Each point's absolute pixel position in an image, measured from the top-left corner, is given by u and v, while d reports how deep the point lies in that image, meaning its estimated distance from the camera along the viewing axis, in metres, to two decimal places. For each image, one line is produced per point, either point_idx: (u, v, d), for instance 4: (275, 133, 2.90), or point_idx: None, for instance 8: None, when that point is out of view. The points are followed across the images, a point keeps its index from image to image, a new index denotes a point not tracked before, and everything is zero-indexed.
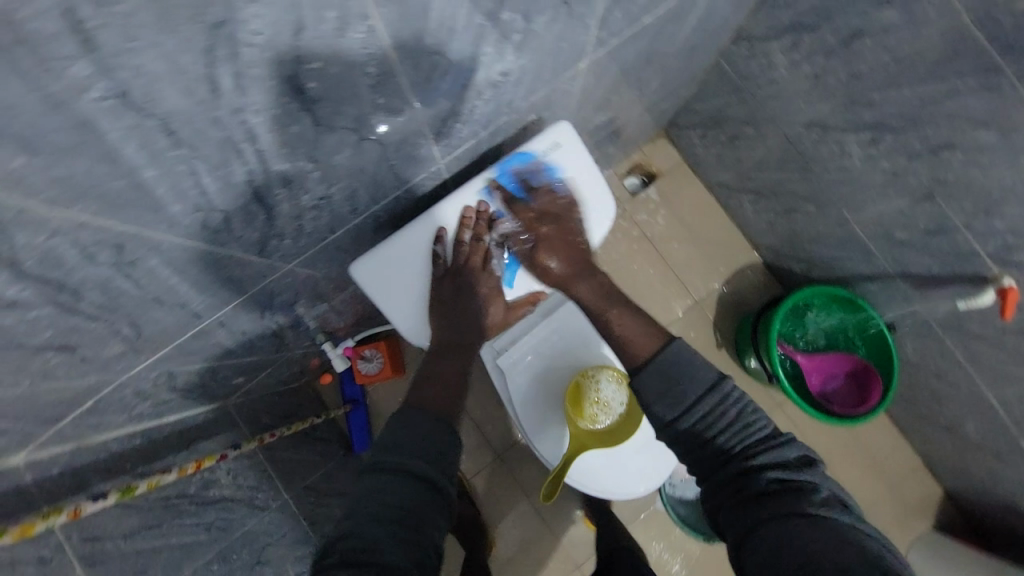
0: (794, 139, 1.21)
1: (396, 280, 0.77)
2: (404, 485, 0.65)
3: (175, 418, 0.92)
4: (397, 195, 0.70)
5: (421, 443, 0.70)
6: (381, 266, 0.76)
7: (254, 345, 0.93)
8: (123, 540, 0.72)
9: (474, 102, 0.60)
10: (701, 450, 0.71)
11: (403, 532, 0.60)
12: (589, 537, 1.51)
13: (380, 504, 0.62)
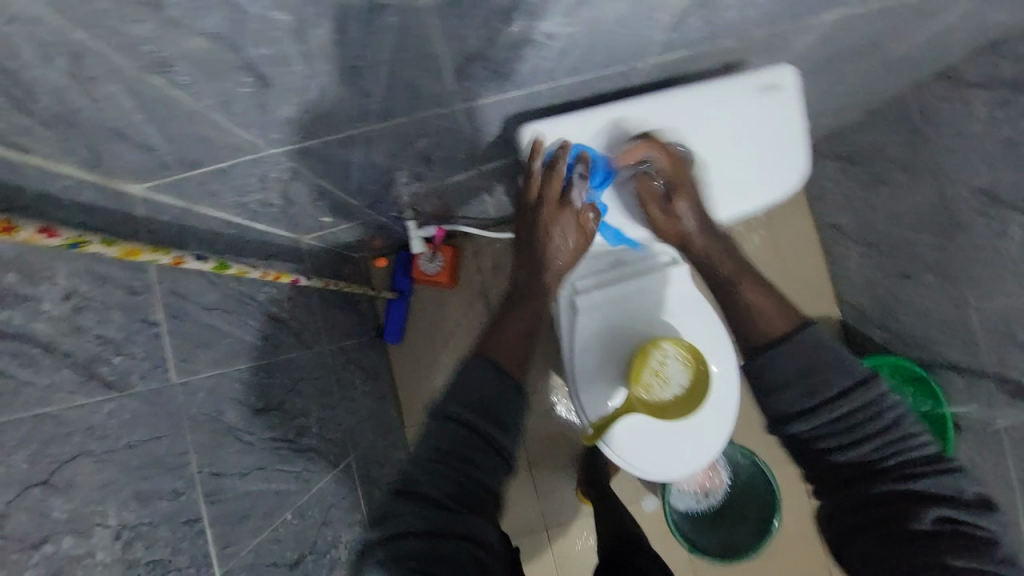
0: (950, 201, 1.13)
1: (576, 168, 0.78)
2: (456, 445, 0.65)
3: (264, 228, 0.92)
4: (588, 79, 0.67)
5: (464, 390, 0.69)
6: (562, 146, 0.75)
7: (362, 188, 0.92)
8: (202, 309, 0.73)
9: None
10: (819, 459, 0.71)
11: (449, 471, 0.64)
12: (567, 505, 1.51)
13: (435, 466, 0.64)
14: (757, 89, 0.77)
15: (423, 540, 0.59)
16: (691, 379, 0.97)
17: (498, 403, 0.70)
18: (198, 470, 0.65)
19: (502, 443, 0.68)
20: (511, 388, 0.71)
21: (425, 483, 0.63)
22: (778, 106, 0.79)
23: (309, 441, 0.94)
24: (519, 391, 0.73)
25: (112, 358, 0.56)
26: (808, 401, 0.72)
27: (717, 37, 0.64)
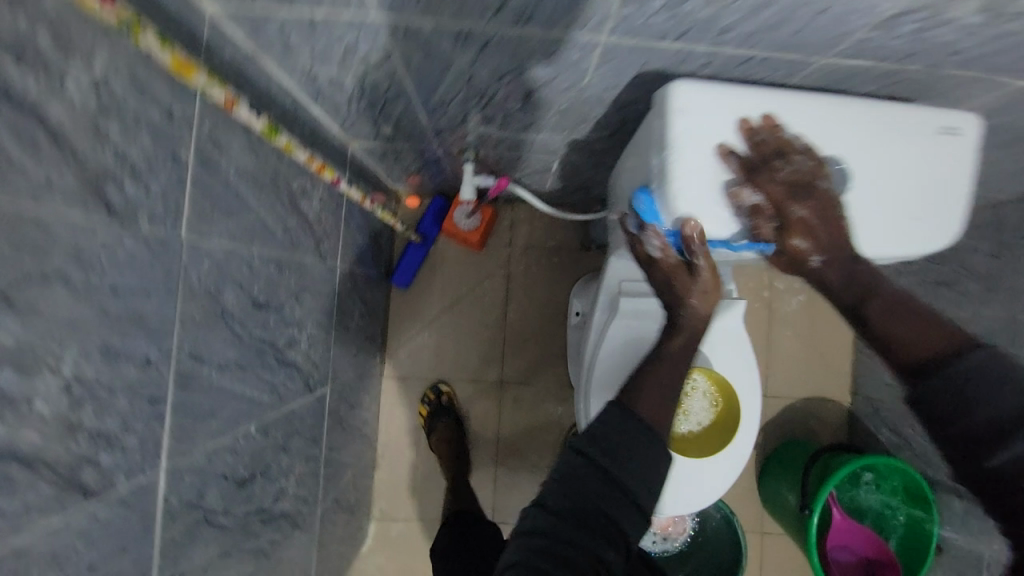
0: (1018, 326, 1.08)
1: (697, 150, 0.55)
2: (588, 468, 0.62)
3: (320, 113, 0.82)
4: (750, 60, 0.58)
5: (593, 423, 0.65)
6: (683, 119, 0.54)
7: (442, 107, 0.82)
8: (235, 172, 0.62)
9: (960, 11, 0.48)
10: (998, 490, 0.53)
11: (567, 507, 0.60)
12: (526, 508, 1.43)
13: (567, 487, 0.61)
14: (929, 121, 0.57)
15: (546, 541, 0.58)
16: (710, 420, 0.91)
17: (637, 445, 0.64)
18: (178, 347, 0.55)
19: (633, 481, 0.62)
20: (643, 427, 0.65)
21: (552, 499, 0.61)
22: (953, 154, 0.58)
23: (294, 355, 0.84)
24: (662, 440, 0.65)
25: (125, 181, 0.46)
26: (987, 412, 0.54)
27: (909, 55, 0.56)
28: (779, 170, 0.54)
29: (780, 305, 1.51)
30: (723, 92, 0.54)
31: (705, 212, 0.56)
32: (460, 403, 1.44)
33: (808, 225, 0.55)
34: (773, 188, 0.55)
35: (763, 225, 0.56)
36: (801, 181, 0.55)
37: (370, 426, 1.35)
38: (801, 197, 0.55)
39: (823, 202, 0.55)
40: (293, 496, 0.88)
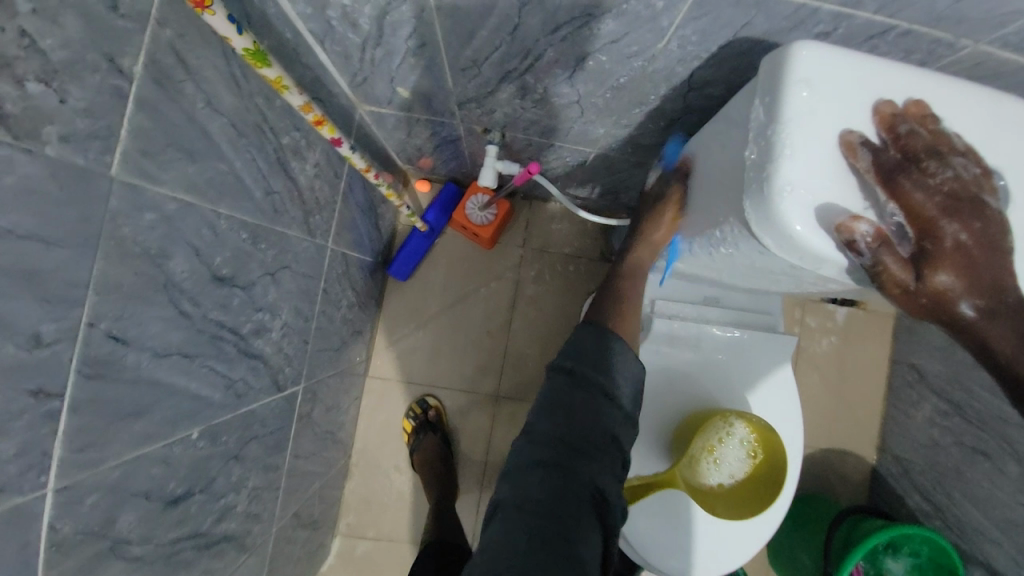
0: None
1: (820, 129, 0.40)
2: (560, 413, 0.64)
3: (326, 59, 0.68)
4: (882, 34, 0.45)
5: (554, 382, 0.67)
6: (803, 83, 0.40)
7: (473, 68, 0.68)
8: (204, 105, 0.48)
9: None
10: None
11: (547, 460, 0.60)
12: None
13: (546, 440, 0.62)
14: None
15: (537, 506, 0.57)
16: (746, 473, 0.77)
17: (602, 388, 0.65)
18: (92, 323, 0.41)
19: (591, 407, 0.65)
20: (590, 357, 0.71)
21: (533, 455, 0.61)
22: None
23: (262, 346, 0.70)
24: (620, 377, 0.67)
25: (26, 76, 0.32)
26: None
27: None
28: (931, 173, 0.39)
29: (808, 344, 1.39)
30: (855, 62, 0.41)
31: (819, 213, 0.39)
32: (449, 416, 1.30)
33: (967, 254, 0.38)
34: (923, 196, 0.39)
35: (889, 258, 0.38)
36: (961, 192, 0.39)
37: (346, 431, 1.20)
38: (960, 213, 0.38)
39: (990, 223, 0.39)
40: (242, 514, 0.73)
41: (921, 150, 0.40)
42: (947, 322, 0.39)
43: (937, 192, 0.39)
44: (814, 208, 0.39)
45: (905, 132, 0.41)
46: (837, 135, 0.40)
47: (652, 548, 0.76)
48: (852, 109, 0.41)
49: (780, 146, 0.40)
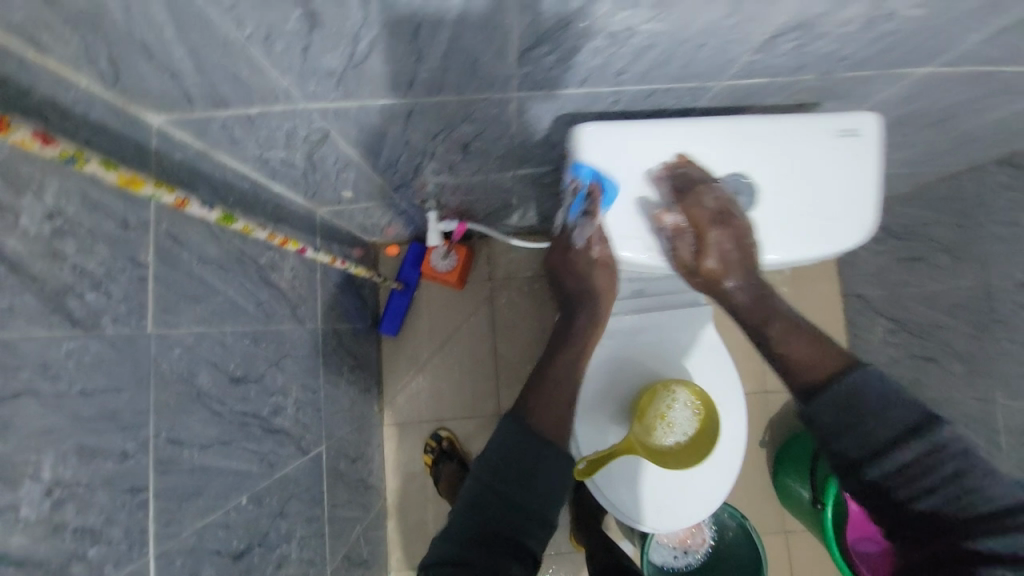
0: (994, 292, 1.07)
1: (612, 184, 0.65)
2: (499, 482, 0.66)
3: (281, 189, 0.87)
4: (653, 92, 0.62)
5: (502, 445, 0.68)
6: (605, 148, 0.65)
7: (391, 168, 0.86)
8: (197, 261, 0.67)
9: (825, 32, 0.52)
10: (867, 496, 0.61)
11: (482, 535, 0.63)
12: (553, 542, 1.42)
13: (483, 498, 0.65)
14: (826, 128, 0.64)
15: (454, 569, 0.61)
16: (698, 430, 0.90)
17: (542, 473, 0.66)
18: (154, 435, 0.58)
19: (536, 499, 0.65)
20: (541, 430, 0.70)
21: None
22: (856, 157, 0.65)
23: (282, 421, 0.87)
24: (534, 470, 0.66)
25: (84, 291, 0.51)
26: (881, 446, 0.60)
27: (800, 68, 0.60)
28: (707, 195, 0.64)
29: None
30: (635, 127, 0.64)
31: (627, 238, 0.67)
32: (462, 443, 1.45)
33: (724, 245, 0.67)
34: (700, 211, 0.64)
35: (676, 242, 0.68)
36: (724, 207, 0.65)
37: (377, 476, 1.36)
38: (722, 222, 0.65)
39: (741, 228, 0.65)
40: (297, 560, 0.89)
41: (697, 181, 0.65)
42: (715, 280, 0.70)
43: (710, 208, 0.64)
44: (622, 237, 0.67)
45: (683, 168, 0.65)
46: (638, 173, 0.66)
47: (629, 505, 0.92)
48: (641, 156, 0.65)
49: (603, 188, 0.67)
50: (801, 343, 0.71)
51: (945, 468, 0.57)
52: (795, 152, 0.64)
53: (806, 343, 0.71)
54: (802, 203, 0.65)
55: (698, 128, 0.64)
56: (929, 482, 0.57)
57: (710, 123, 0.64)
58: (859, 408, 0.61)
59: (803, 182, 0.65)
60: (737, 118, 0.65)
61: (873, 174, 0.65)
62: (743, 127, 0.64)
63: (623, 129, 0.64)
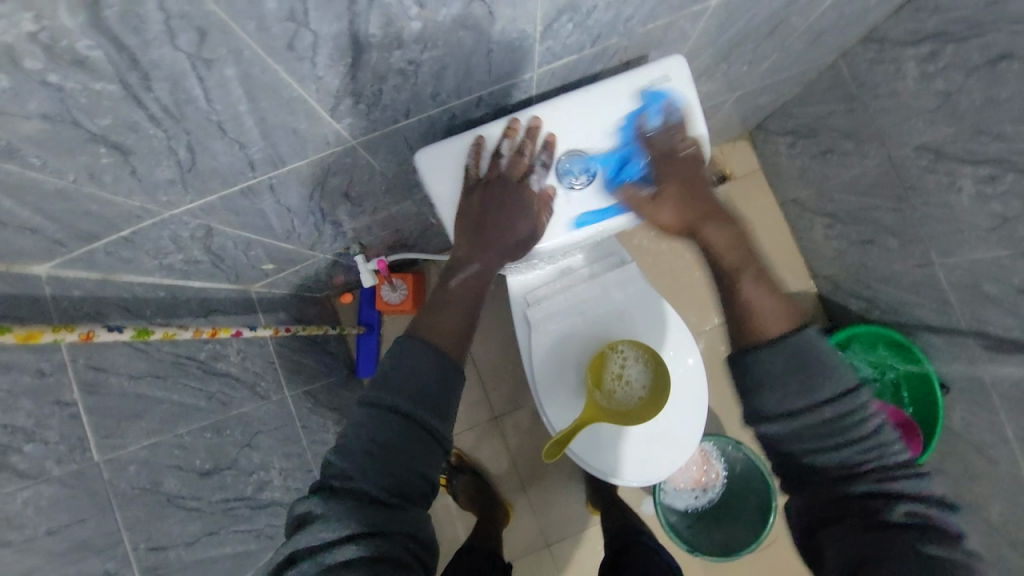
0: (898, 163, 1.10)
1: (444, 176, 0.72)
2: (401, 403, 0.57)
3: (201, 284, 0.92)
4: (481, 96, 0.66)
5: (398, 367, 0.60)
6: (445, 164, 0.72)
7: (293, 233, 0.90)
8: (128, 380, 0.71)
9: (596, 2, 0.55)
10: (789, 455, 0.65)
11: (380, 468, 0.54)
12: (581, 518, 1.47)
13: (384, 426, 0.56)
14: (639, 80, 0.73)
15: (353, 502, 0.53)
16: (654, 381, 0.96)
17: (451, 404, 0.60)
18: None
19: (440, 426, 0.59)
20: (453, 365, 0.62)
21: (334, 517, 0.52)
22: (669, 99, 0.74)
23: (271, 494, 0.92)
24: (433, 389, 0.59)
25: None
26: (797, 402, 0.64)
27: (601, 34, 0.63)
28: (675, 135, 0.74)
29: None
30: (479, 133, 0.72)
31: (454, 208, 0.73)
32: (470, 454, 1.50)
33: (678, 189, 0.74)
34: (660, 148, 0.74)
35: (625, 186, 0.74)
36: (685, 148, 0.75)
37: None
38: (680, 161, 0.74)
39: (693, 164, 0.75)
40: None
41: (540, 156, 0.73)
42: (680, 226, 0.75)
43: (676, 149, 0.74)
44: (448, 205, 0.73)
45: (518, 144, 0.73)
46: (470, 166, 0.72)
47: (610, 462, 0.99)
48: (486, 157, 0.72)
49: (440, 202, 0.73)
50: (763, 294, 0.72)
51: (875, 424, 0.62)
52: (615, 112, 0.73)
53: (771, 295, 0.72)
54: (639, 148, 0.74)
55: (524, 120, 0.72)
56: (850, 440, 0.61)
57: (532, 112, 0.72)
58: (801, 368, 0.64)
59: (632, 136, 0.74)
60: (561, 99, 0.73)
61: (692, 105, 0.74)
62: (561, 107, 0.72)
63: (452, 140, 0.72)
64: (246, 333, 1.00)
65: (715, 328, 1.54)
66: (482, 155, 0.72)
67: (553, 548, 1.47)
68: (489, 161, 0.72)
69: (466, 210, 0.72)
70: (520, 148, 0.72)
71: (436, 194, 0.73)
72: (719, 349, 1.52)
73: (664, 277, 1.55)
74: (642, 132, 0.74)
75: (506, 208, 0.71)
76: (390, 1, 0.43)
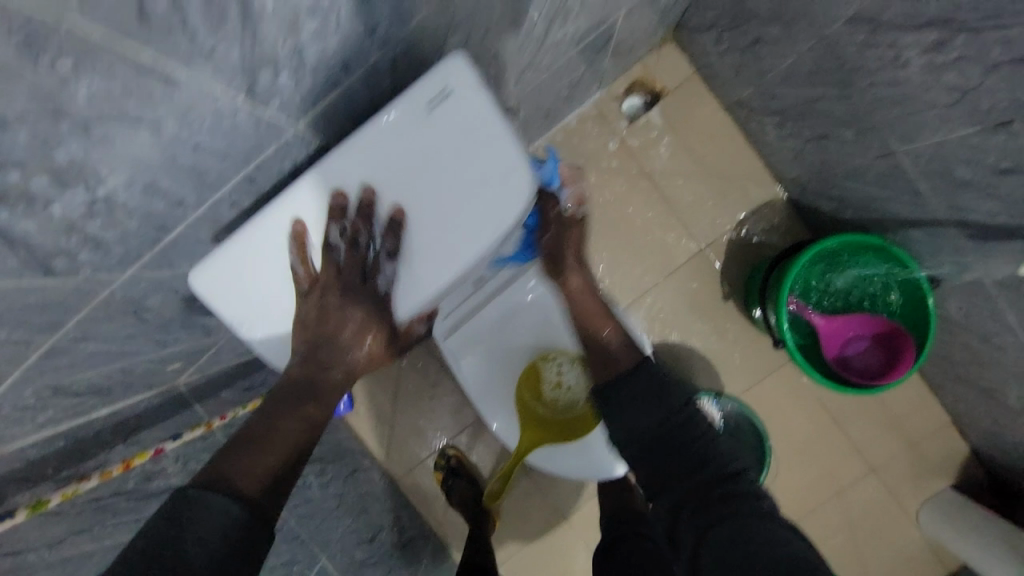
0: (832, 41, 0.90)
1: (247, 307, 0.66)
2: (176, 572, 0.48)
3: (109, 409, 0.85)
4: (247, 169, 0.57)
5: (176, 526, 0.50)
6: (241, 280, 0.64)
7: (170, 341, 0.83)
8: (47, 551, 0.71)
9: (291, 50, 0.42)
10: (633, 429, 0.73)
11: None
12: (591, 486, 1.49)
13: None
14: (416, 104, 0.60)
15: None
16: (594, 378, 0.93)
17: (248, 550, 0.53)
18: None
19: None
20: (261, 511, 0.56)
21: None
22: (462, 112, 0.61)
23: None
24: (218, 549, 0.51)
25: None
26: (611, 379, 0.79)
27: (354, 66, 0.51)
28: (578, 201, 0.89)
29: (654, 163, 1.40)
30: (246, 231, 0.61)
31: (267, 342, 0.68)
32: (467, 456, 1.50)
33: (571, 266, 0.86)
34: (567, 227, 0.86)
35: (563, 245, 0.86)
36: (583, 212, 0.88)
37: (413, 527, 1.43)
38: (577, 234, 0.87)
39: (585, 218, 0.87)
40: None
41: (385, 245, 0.65)
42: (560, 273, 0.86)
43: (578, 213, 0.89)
44: (261, 338, 0.68)
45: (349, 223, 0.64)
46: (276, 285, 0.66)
47: (575, 467, 0.93)
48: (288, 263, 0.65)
49: (251, 327, 0.67)
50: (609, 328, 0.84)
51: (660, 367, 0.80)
52: (403, 146, 0.61)
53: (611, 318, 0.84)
54: (463, 178, 0.63)
55: (304, 201, 0.62)
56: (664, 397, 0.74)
57: (311, 182, 0.61)
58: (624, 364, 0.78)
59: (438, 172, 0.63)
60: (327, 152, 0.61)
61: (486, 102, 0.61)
62: (342, 163, 0.61)
63: (225, 256, 0.62)
64: (169, 445, 0.94)
65: (684, 266, 1.41)
66: (309, 246, 0.64)
67: (570, 520, 1.49)
68: (320, 254, 0.65)
69: (303, 318, 0.67)
70: (355, 237, 0.64)
71: (249, 318, 0.66)
72: (692, 288, 1.41)
73: (618, 227, 1.41)
74: (464, 148, 0.62)
75: (341, 311, 0.67)
76: None
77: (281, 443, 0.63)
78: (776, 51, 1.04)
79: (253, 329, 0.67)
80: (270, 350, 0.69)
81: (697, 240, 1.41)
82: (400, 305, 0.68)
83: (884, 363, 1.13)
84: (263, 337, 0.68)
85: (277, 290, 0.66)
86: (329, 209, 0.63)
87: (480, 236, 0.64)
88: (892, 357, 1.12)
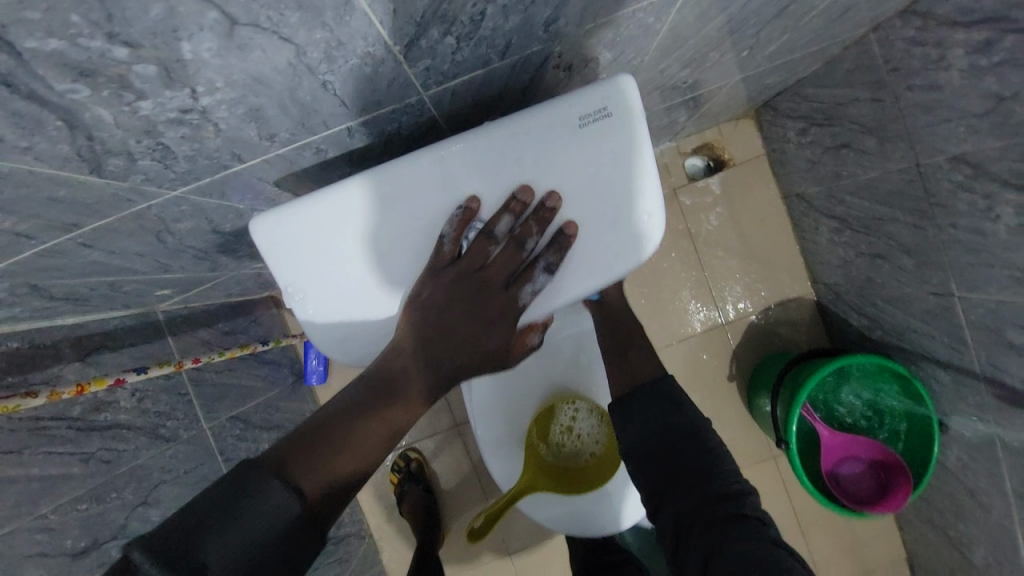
0: (925, 170, 0.90)
1: (304, 262, 0.64)
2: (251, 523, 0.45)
3: (77, 319, 0.76)
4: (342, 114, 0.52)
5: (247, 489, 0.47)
6: (308, 234, 0.63)
7: (174, 268, 0.73)
8: None
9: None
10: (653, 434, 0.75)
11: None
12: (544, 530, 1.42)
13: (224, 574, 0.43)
14: (573, 118, 0.64)
15: None
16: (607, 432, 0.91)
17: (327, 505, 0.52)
18: None
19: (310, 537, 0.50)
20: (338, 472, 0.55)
21: None
22: (613, 137, 0.65)
23: None
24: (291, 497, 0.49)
25: None
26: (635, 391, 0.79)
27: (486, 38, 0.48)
28: None
29: (700, 227, 1.38)
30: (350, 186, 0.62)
31: (307, 304, 0.66)
32: (428, 463, 1.42)
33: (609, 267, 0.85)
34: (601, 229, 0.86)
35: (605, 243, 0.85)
36: None
37: (350, 524, 1.33)
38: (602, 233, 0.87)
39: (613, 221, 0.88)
40: None
41: (545, 256, 0.67)
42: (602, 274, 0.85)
43: None
44: (306, 297, 0.66)
45: (519, 221, 0.67)
46: (342, 251, 0.65)
47: (562, 521, 0.87)
48: (379, 236, 0.65)
49: (297, 284, 0.65)
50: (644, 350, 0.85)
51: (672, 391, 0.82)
52: (556, 158, 0.65)
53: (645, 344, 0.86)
54: (610, 200, 0.67)
55: (441, 180, 0.64)
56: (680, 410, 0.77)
57: (453, 166, 0.64)
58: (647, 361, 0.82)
59: (579, 188, 0.66)
60: (481, 144, 0.64)
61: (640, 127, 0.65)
62: (491, 158, 0.64)
63: (314, 205, 0.62)
64: (132, 378, 0.82)
65: (699, 335, 1.39)
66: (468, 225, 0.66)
67: (513, 558, 1.42)
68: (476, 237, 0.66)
69: (424, 297, 0.66)
70: (523, 238, 0.65)
71: (300, 275, 0.65)
72: (701, 359, 1.39)
73: (647, 279, 1.39)
74: (612, 171, 0.66)
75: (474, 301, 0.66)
76: (56, 47, 0.29)
77: (350, 418, 0.59)
78: (863, 161, 1.04)
79: (299, 286, 0.65)
80: (322, 322, 0.67)
81: (720, 313, 1.39)
82: (533, 310, 0.69)
83: (872, 488, 1.13)
84: (308, 298, 0.66)
85: (343, 259, 0.65)
86: (469, 197, 0.65)
87: (614, 261, 0.68)
88: (884, 486, 1.11)
